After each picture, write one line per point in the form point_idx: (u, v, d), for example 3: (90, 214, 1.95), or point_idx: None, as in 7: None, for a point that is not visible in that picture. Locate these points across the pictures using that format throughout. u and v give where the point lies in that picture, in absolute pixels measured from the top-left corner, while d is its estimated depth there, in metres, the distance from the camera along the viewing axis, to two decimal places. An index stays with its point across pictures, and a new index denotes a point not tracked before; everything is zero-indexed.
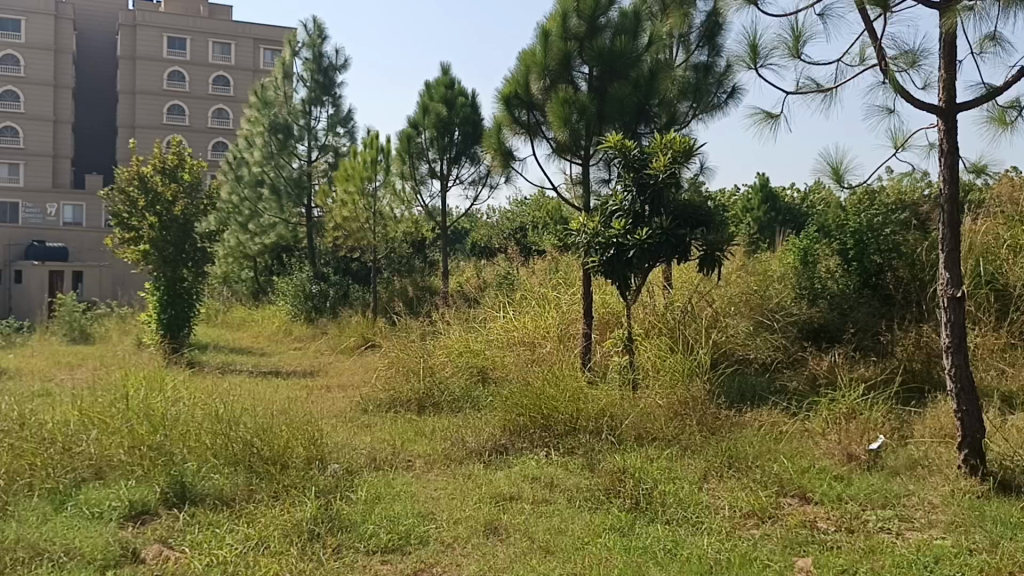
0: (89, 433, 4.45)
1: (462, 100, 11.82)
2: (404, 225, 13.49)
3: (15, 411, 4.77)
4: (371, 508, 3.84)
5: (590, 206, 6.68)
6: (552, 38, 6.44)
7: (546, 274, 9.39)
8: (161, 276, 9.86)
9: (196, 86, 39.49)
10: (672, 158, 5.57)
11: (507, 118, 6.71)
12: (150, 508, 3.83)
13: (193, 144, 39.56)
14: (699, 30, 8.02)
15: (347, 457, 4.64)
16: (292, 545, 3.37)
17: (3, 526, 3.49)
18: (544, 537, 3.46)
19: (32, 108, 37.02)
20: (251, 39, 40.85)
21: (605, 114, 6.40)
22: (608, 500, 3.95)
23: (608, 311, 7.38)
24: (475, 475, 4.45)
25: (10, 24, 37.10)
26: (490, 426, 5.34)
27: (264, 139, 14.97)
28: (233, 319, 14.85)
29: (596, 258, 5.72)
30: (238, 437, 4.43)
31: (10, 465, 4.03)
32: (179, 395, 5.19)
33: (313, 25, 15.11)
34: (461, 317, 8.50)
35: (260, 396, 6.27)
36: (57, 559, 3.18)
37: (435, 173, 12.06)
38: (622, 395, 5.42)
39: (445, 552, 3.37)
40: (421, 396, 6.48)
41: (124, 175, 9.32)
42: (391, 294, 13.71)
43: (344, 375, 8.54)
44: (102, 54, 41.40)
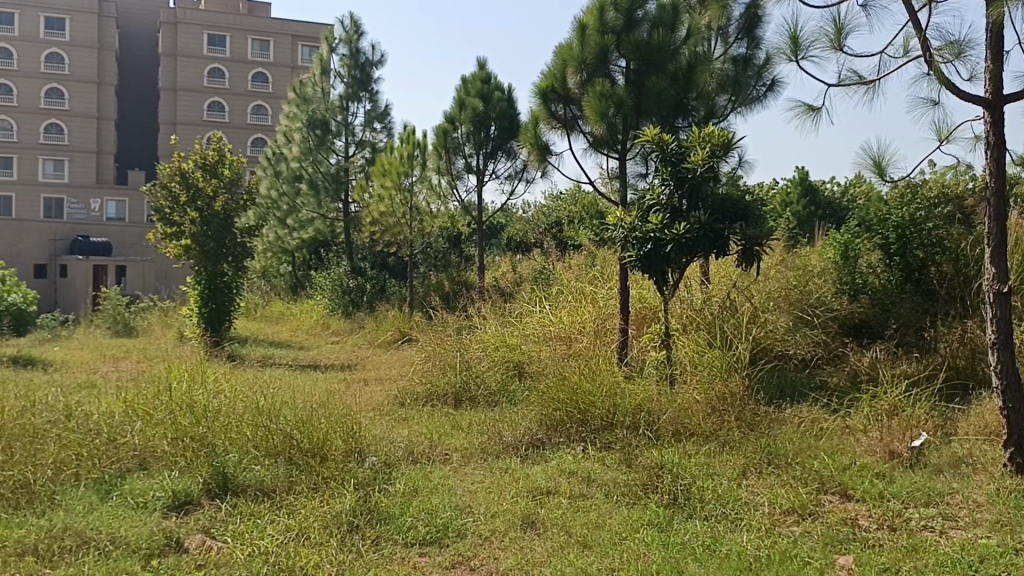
0: (134, 425, 4.54)
1: (498, 94, 11.81)
2: (440, 220, 13.54)
3: (61, 402, 4.89)
4: (409, 500, 3.87)
5: (627, 200, 6.65)
6: (588, 32, 6.40)
7: (582, 269, 9.38)
8: (203, 271, 10.01)
9: (236, 83, 39.95)
10: (711, 151, 5.53)
11: (544, 113, 6.71)
12: (192, 499, 3.89)
13: (233, 140, 40.05)
14: (738, 22, 7.95)
15: (385, 451, 4.68)
16: (332, 536, 3.41)
17: (51, 515, 3.57)
18: (582, 532, 3.46)
19: (76, 105, 37.75)
20: (289, 36, 41.19)
21: (642, 108, 6.36)
22: (645, 495, 3.93)
23: (645, 306, 7.35)
24: (512, 469, 4.46)
25: (55, 22, 37.80)
26: (527, 420, 5.35)
27: (302, 135, 15.11)
28: (272, 313, 15.03)
29: (633, 253, 5.70)
30: (278, 430, 4.49)
31: (57, 455, 4.11)
32: (220, 388, 5.28)
33: (350, 21, 15.20)
34: (497, 311, 8.52)
35: (299, 389, 6.34)
36: (103, 547, 3.24)
37: (471, 168, 12.11)
38: (660, 390, 5.39)
39: (483, 545, 3.39)
40: (457, 390, 6.50)
41: (166, 171, 9.46)
42: (427, 288, 13.77)
43: (381, 369, 8.61)
44: (144, 52, 42.02)
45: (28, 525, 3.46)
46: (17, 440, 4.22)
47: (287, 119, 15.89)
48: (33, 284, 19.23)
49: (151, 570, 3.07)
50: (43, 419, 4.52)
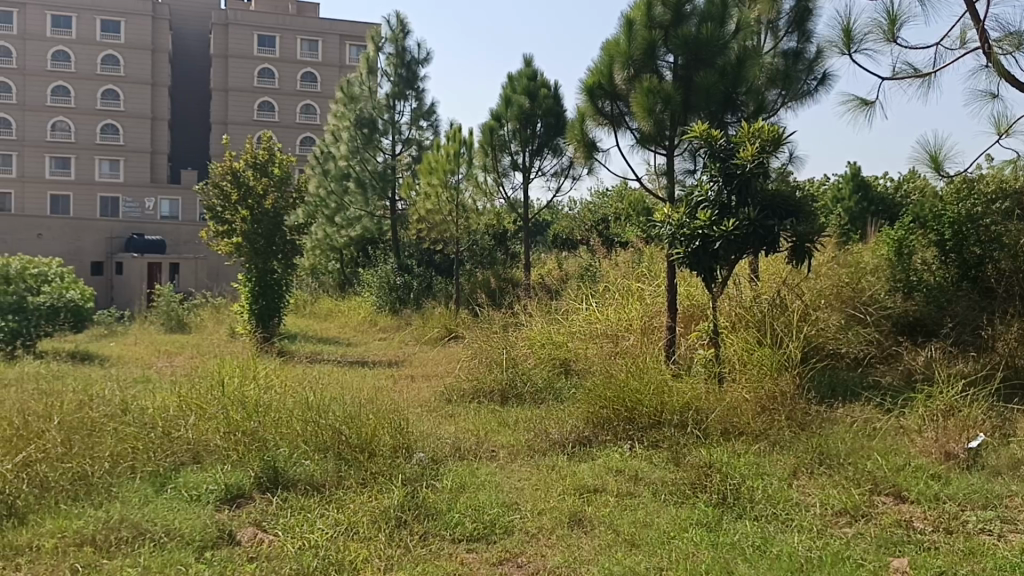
0: (188, 419, 4.63)
1: (544, 91, 11.79)
2: (486, 217, 13.58)
3: (118, 397, 5.01)
4: (457, 496, 3.89)
5: (675, 197, 6.59)
6: (636, 27, 6.34)
7: (629, 266, 9.33)
8: (253, 268, 10.16)
9: (285, 83, 40.50)
10: (761, 147, 5.46)
11: (590, 109, 6.68)
12: (244, 492, 3.95)
13: (282, 139, 40.61)
14: (788, 15, 7.85)
15: (433, 446, 4.71)
16: (380, 531, 3.44)
17: (109, 507, 3.66)
18: (629, 530, 3.44)
19: (131, 106, 38.59)
20: (337, 35, 41.64)
21: (690, 103, 6.30)
22: (693, 494, 3.89)
23: (694, 303, 7.28)
24: (558, 467, 4.46)
25: (111, 25, 38.66)
26: (573, 417, 5.33)
27: (350, 134, 15.25)
28: (320, 310, 15.21)
29: (681, 250, 5.65)
30: (327, 425, 4.54)
31: (114, 449, 4.22)
32: (271, 383, 5.36)
33: (396, 19, 15.31)
34: (543, 308, 8.52)
35: (347, 385, 6.41)
36: (158, 539, 3.31)
37: (518, 165, 12.13)
38: (708, 388, 5.33)
39: (530, 542, 3.38)
40: (503, 387, 6.51)
41: (217, 170, 9.63)
42: (473, 285, 13.82)
43: (428, 366, 8.66)
44: (196, 53, 42.78)
45: (86, 515, 3.55)
46: (76, 433, 4.33)
47: (334, 118, 16.05)
48: (90, 282, 19.68)
49: (205, 562, 3.13)
50: (100, 413, 4.64)
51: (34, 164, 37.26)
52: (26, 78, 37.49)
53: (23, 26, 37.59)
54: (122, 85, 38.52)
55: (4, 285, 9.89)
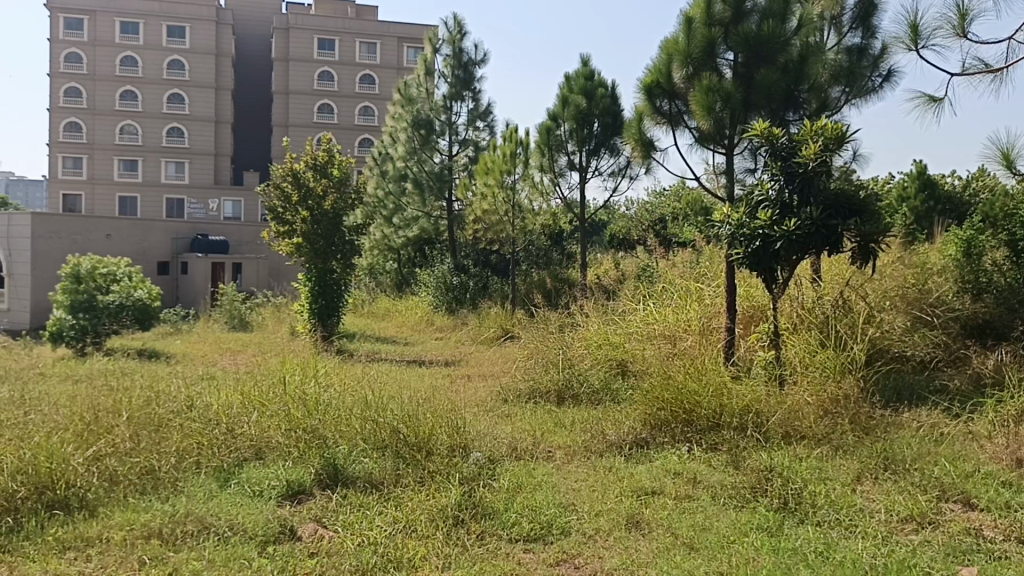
0: (250, 416, 4.73)
1: (601, 91, 11.74)
2: (542, 217, 13.57)
3: (184, 394, 5.13)
4: (513, 496, 3.90)
5: (734, 196, 6.50)
6: (695, 25, 6.28)
7: (687, 266, 9.25)
8: (313, 268, 10.30)
9: (344, 85, 41.06)
10: (824, 145, 5.34)
11: (648, 108, 6.64)
12: (306, 488, 4.02)
13: (341, 140, 41.16)
14: (852, 11, 7.71)
15: (489, 446, 4.71)
16: (438, 530, 3.46)
17: (175, 501, 3.75)
18: (688, 534, 3.40)
19: (196, 109, 39.51)
20: (395, 38, 42.06)
21: (750, 100, 6.20)
22: (754, 498, 3.84)
23: (753, 305, 7.17)
24: (615, 468, 4.44)
25: (177, 31, 39.60)
26: (631, 419, 5.29)
27: (408, 135, 15.35)
28: (378, 309, 15.38)
29: (741, 250, 5.57)
30: (386, 424, 4.58)
31: (180, 444, 4.32)
32: (330, 381, 5.45)
33: (454, 21, 15.40)
34: (600, 309, 8.48)
35: (405, 384, 6.47)
36: (223, 533, 3.38)
37: (574, 165, 12.11)
38: (769, 391, 5.25)
39: (587, 543, 3.37)
40: (560, 387, 6.50)
41: (279, 172, 9.81)
42: (529, 285, 13.84)
43: (484, 365, 8.70)
44: (258, 57, 43.64)
45: (153, 509, 3.64)
46: (144, 428, 4.45)
47: (392, 120, 16.20)
48: (156, 281, 20.23)
49: (267, 556, 3.18)
50: (167, 409, 4.76)
51: (104, 167, 38.44)
52: (96, 83, 38.62)
53: (93, 33, 38.71)
54: (187, 89, 39.45)
55: (76, 285, 10.31)
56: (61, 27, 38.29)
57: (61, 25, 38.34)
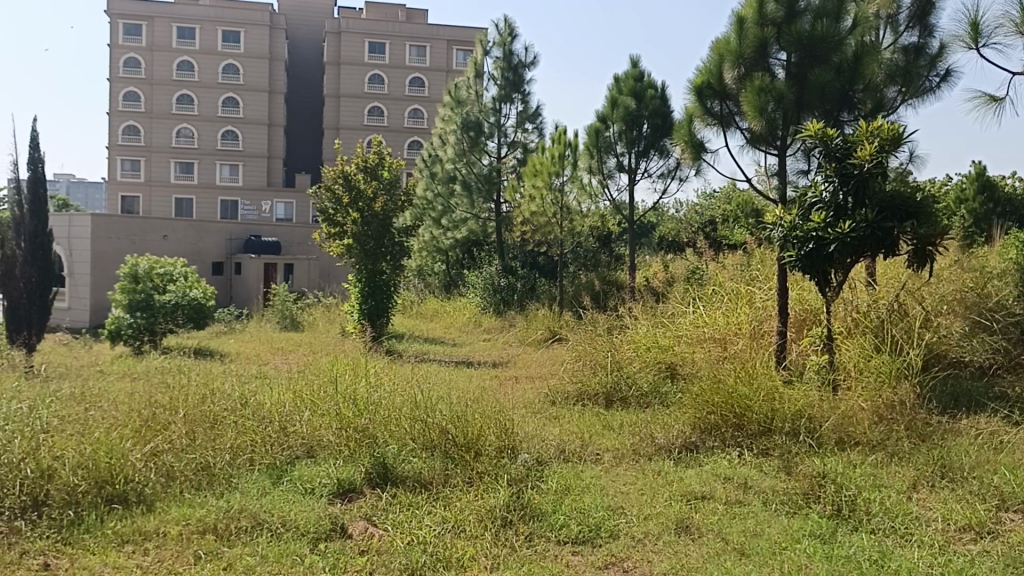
0: (302, 415, 4.80)
1: (651, 92, 11.69)
2: (591, 219, 13.53)
3: (238, 392, 5.23)
4: (562, 498, 3.90)
5: (787, 197, 6.41)
6: (747, 25, 6.23)
7: (738, 269, 9.15)
8: (363, 268, 10.40)
9: (394, 88, 41.41)
10: (879, 146, 5.23)
11: (699, 109, 6.58)
12: (356, 487, 4.07)
13: (391, 143, 41.55)
14: (909, 10, 7.57)
15: (538, 448, 4.72)
16: (486, 530, 3.47)
17: (230, 496, 3.84)
18: (739, 539, 3.36)
19: (250, 112, 40.18)
20: (445, 41, 42.29)
21: (804, 101, 6.11)
22: (807, 505, 3.78)
23: (805, 308, 7.08)
24: (664, 472, 4.40)
25: (232, 36, 40.30)
26: (680, 422, 5.25)
27: (457, 137, 15.39)
28: (427, 310, 15.48)
29: (794, 253, 5.49)
30: (435, 423, 4.62)
31: (234, 441, 4.40)
32: (381, 381, 5.51)
33: (504, 24, 15.44)
34: (649, 311, 8.43)
35: (454, 385, 6.52)
36: (276, 529, 3.44)
37: (623, 167, 12.03)
38: (821, 396, 5.16)
39: (636, 547, 3.36)
40: (608, 390, 6.48)
41: (330, 174, 9.97)
42: (577, 288, 13.81)
43: (531, 367, 8.71)
44: (310, 62, 44.29)
45: (208, 505, 3.72)
46: (199, 425, 4.55)
47: (442, 122, 16.29)
48: (210, 280, 20.62)
49: (319, 553, 3.23)
50: (221, 406, 4.85)
51: (161, 170, 39.34)
52: (153, 88, 39.50)
53: (151, 38, 39.59)
54: (241, 93, 40.14)
55: (133, 285, 10.55)
56: (120, 33, 39.18)
57: (120, 31, 39.24)
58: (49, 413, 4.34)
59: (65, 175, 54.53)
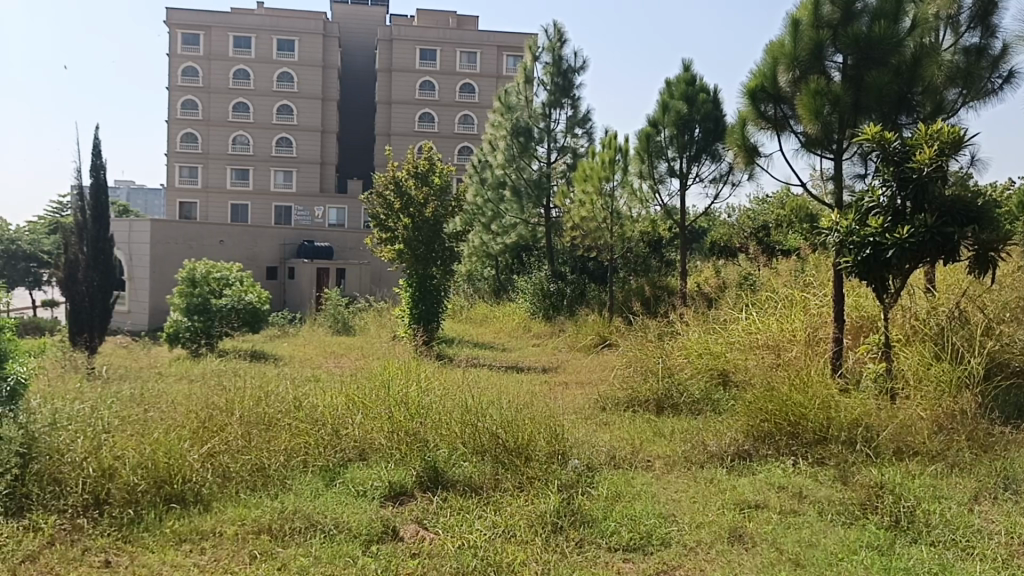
0: (355, 417, 4.86)
1: (703, 96, 11.60)
2: (641, 224, 13.43)
3: (292, 394, 5.33)
4: (613, 505, 3.88)
5: (843, 202, 6.31)
6: (802, 28, 6.15)
7: (792, 274, 9.03)
8: (414, 273, 10.48)
9: (445, 94, 41.71)
10: (940, 149, 5.11)
11: (753, 112, 6.51)
12: (407, 490, 4.09)
13: (442, 149, 41.84)
14: (970, 10, 7.40)
15: (588, 453, 4.70)
16: (537, 535, 3.47)
17: (285, 497, 3.90)
18: (794, 549, 3.31)
19: (304, 119, 40.80)
20: (495, 47, 42.48)
21: (861, 104, 6.00)
22: (864, 516, 3.71)
23: (863, 315, 6.95)
24: (717, 480, 4.35)
25: (286, 44, 40.95)
26: (732, 430, 5.20)
27: (507, 142, 15.43)
28: (476, 315, 15.53)
29: (850, 258, 5.38)
30: (485, 428, 4.63)
31: (289, 444, 4.46)
32: (432, 386, 5.55)
33: (554, 29, 15.46)
34: (700, 317, 8.35)
35: (505, 390, 6.53)
36: (329, 531, 3.48)
37: (675, 172, 11.94)
38: (879, 404, 5.06)
39: (688, 555, 3.33)
40: (660, 396, 6.43)
41: (382, 180, 10.08)
42: (628, 293, 13.74)
43: (580, 373, 8.69)
44: (363, 69, 44.87)
45: (263, 505, 3.79)
46: (255, 426, 4.63)
47: (492, 127, 16.35)
48: (264, 285, 20.96)
49: (371, 555, 3.26)
50: (276, 408, 4.93)
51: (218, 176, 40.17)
52: (210, 96, 40.32)
53: (208, 47, 40.39)
54: (295, 100, 40.79)
55: (191, 288, 10.78)
56: (179, 43, 40.04)
57: (179, 41, 40.13)
58: (110, 414, 4.45)
59: (124, 182, 56.04)
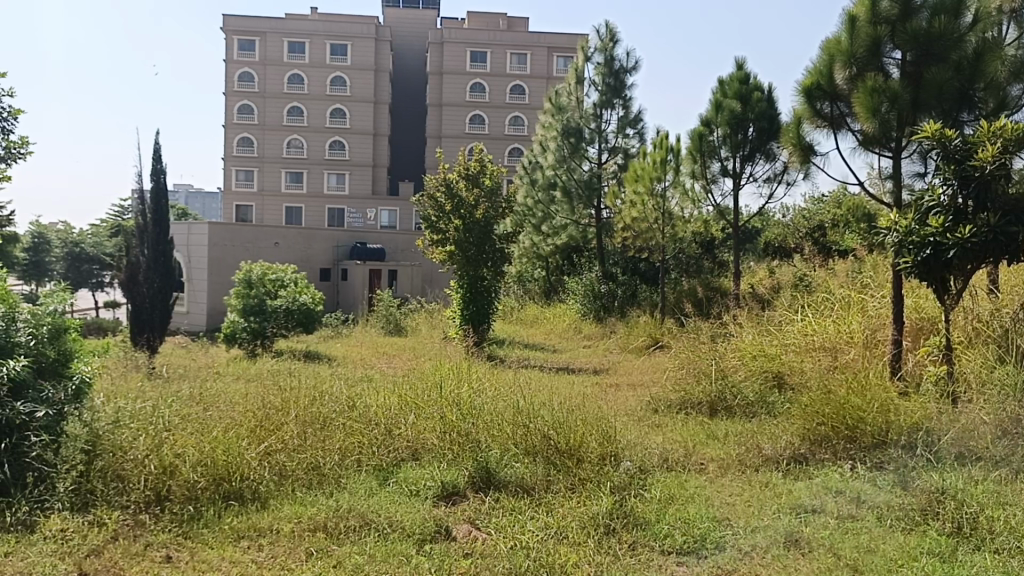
0: (407, 418, 4.91)
1: (757, 94, 11.46)
2: (693, 225, 13.30)
3: (346, 393, 5.41)
4: (666, 507, 3.85)
5: (902, 201, 6.18)
6: (859, 24, 6.03)
7: (849, 276, 8.87)
8: (465, 275, 10.51)
9: (496, 96, 41.83)
10: (1003, 146, 4.97)
11: (808, 111, 6.42)
12: (459, 490, 4.12)
13: (492, 151, 41.96)
14: None
15: (640, 455, 4.68)
16: (590, 537, 3.47)
17: (340, 495, 3.95)
18: (852, 555, 3.24)
19: (356, 122, 41.28)
20: (545, 48, 42.41)
21: (920, 101, 5.86)
22: (924, 522, 3.63)
23: (922, 317, 6.80)
24: (772, 484, 4.29)
25: (340, 48, 41.47)
26: (788, 433, 5.15)
27: (557, 143, 15.41)
28: (527, 316, 15.53)
29: (910, 259, 5.26)
30: (537, 429, 4.63)
31: (343, 443, 4.51)
32: (482, 386, 5.59)
33: (605, 29, 15.40)
34: (754, 319, 8.25)
35: (556, 391, 6.53)
36: (383, 529, 3.52)
37: (728, 172, 11.81)
38: (940, 409, 4.94)
39: (744, 559, 3.29)
40: (713, 398, 6.36)
41: (433, 182, 10.16)
42: (679, 294, 13.62)
43: (632, 374, 8.64)
44: (414, 72, 45.26)
45: (319, 503, 3.84)
46: (310, 425, 4.71)
47: (543, 128, 16.35)
48: (318, 286, 21.25)
49: (425, 554, 3.29)
50: (330, 408, 5.00)
51: (273, 179, 40.84)
52: (266, 100, 40.99)
53: (264, 53, 41.06)
54: (348, 104, 41.27)
55: (247, 290, 10.99)
56: (235, 49, 40.80)
57: (235, 46, 40.87)
58: (171, 413, 4.55)
59: (183, 186, 57.19)
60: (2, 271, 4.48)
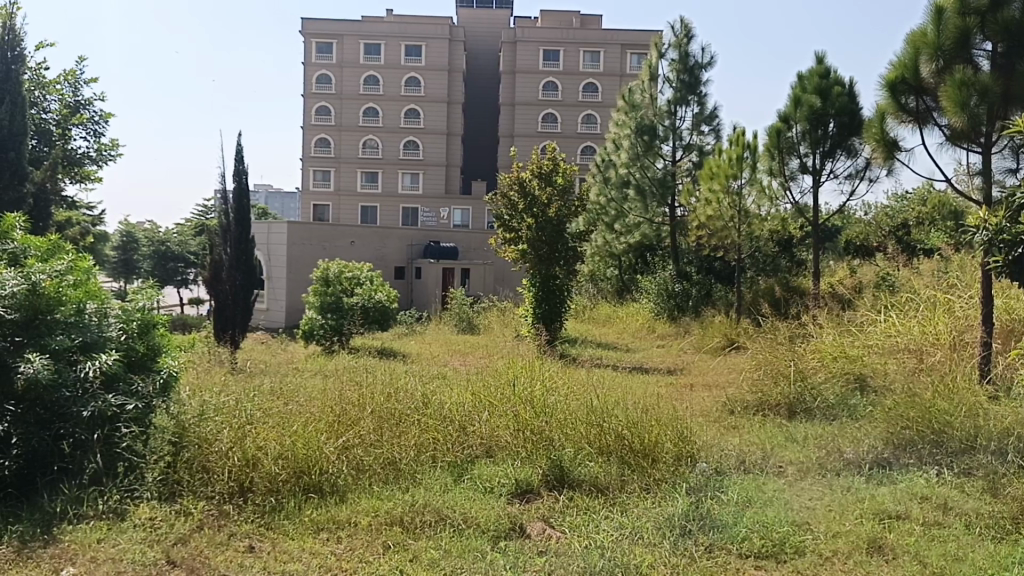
0: (482, 415, 4.95)
1: (838, 89, 11.18)
2: (771, 223, 13.05)
3: (421, 391, 5.46)
4: (743, 510, 3.80)
5: (992, 198, 5.98)
6: (947, 16, 5.85)
7: (934, 276, 8.61)
8: (538, 273, 10.53)
9: (568, 94, 41.77)
10: None
11: (892, 105, 6.23)
12: (533, 488, 4.16)
13: (565, 149, 41.93)
14: None
15: (716, 457, 4.62)
16: (665, 539, 3.43)
17: (416, 491, 4.00)
18: (939, 564, 3.14)
19: (430, 122, 41.72)
20: (619, 45, 42.08)
21: (1012, 94, 5.63)
22: (1016, 531, 3.49)
23: (1013, 319, 6.56)
24: (855, 489, 4.17)
25: (414, 49, 41.96)
26: (871, 436, 5.03)
27: (631, 141, 15.32)
28: (599, 315, 15.48)
29: (1000, 257, 5.02)
30: (610, 428, 4.60)
31: (419, 439, 4.57)
32: (555, 385, 5.58)
33: (680, 25, 15.23)
34: (834, 319, 8.06)
35: (629, 390, 6.49)
36: (458, 525, 3.56)
37: (807, 168, 11.54)
38: None
39: (824, 565, 3.23)
40: (791, 401, 6.21)
41: (506, 181, 10.20)
42: (755, 293, 13.41)
43: (707, 375, 8.53)
44: (488, 72, 45.52)
45: (395, 498, 3.90)
46: (385, 421, 4.77)
47: (616, 126, 16.26)
48: (392, 284, 21.54)
49: (499, 551, 3.30)
50: (405, 404, 5.06)
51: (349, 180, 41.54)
52: (343, 101, 41.71)
53: (340, 55, 41.79)
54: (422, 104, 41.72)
55: (325, 288, 11.22)
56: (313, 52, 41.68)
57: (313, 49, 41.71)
58: (253, 407, 4.66)
59: (263, 186, 58.47)
60: (95, 269, 4.64)
